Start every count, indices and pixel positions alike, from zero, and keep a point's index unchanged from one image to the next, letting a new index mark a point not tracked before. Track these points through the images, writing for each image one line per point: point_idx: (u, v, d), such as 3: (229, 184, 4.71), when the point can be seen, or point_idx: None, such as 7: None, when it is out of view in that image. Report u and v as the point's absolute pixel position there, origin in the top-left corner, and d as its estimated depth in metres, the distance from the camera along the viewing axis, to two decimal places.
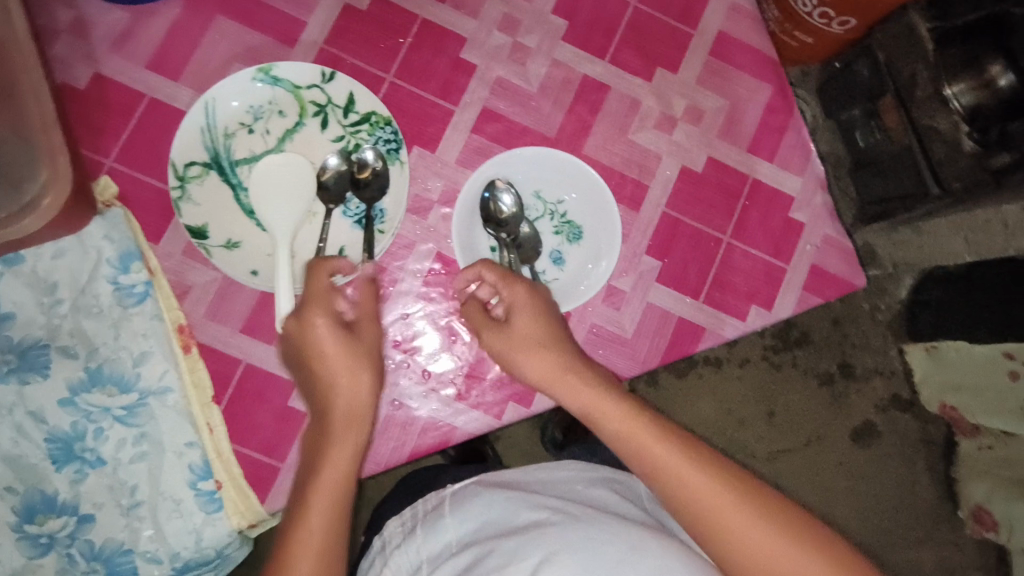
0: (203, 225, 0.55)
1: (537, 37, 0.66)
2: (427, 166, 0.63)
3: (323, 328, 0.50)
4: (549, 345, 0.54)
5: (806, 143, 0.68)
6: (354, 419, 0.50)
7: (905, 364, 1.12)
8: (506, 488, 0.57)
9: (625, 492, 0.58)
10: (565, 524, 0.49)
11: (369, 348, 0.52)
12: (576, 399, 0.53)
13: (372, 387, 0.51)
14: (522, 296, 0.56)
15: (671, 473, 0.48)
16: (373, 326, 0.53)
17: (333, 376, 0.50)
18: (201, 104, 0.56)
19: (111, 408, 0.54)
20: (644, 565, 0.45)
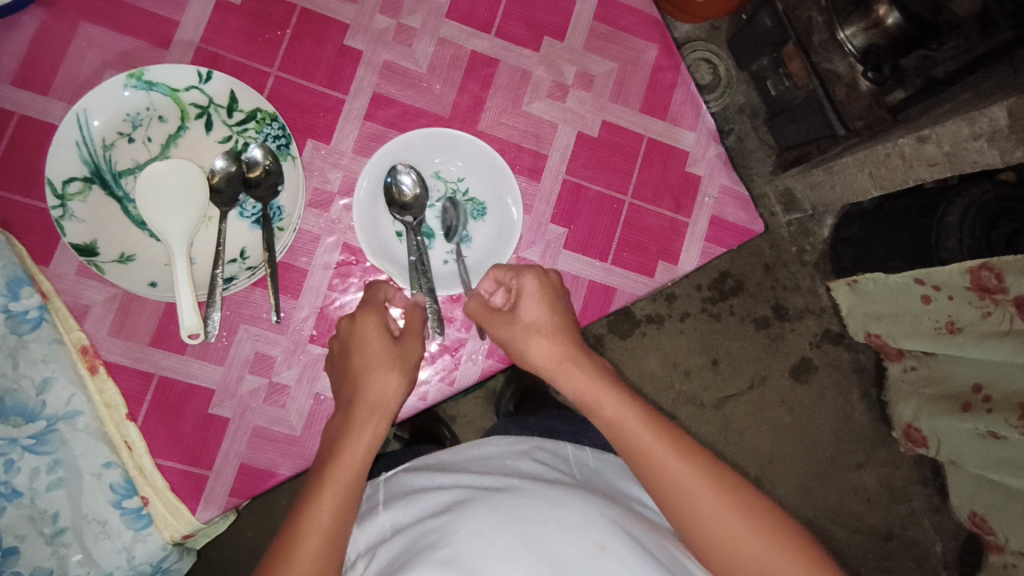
0: (91, 241, 0.54)
1: (420, 17, 0.65)
2: (323, 158, 0.62)
3: (372, 327, 0.56)
4: (554, 334, 0.57)
5: (695, 98, 0.70)
6: (382, 411, 0.55)
7: (832, 300, 1.19)
8: (435, 472, 0.59)
9: (551, 459, 0.61)
10: (491, 494, 0.51)
11: (410, 351, 0.56)
12: (569, 383, 0.55)
13: (403, 385, 0.55)
14: (531, 285, 0.58)
15: (645, 445, 0.51)
16: (417, 340, 0.57)
17: (375, 372, 0.54)
18: (73, 117, 0.54)
19: (19, 438, 0.53)
20: (567, 518, 0.47)
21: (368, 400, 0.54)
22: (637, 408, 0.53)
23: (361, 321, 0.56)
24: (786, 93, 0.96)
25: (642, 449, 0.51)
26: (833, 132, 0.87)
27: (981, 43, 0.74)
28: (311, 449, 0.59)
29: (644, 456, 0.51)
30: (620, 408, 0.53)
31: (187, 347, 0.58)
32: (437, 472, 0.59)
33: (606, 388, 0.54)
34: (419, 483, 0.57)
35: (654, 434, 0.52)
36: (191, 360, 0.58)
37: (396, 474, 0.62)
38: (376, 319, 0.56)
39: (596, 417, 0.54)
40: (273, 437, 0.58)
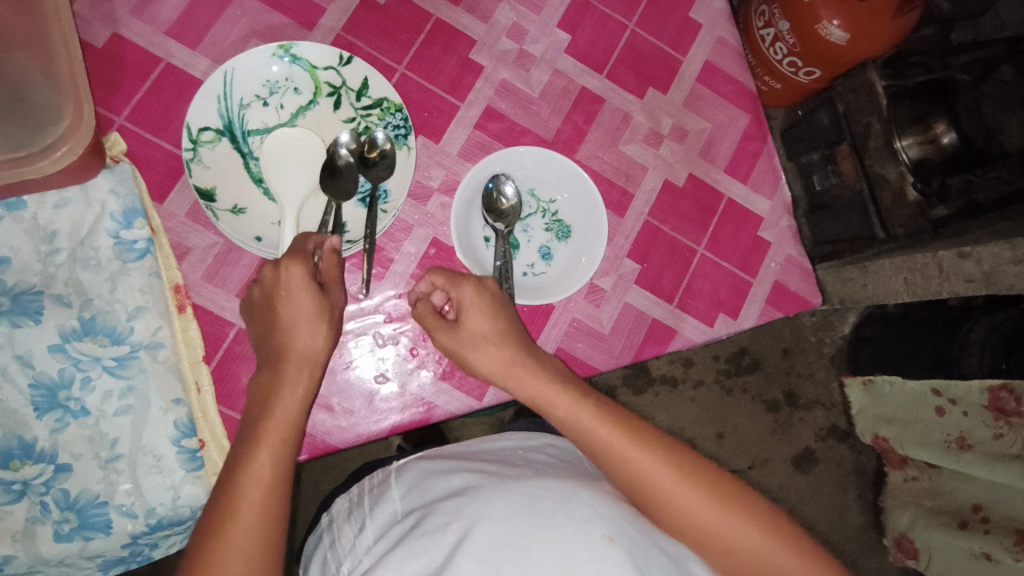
0: (211, 188, 0.57)
1: (541, 47, 0.70)
2: (430, 156, 0.66)
3: (297, 274, 0.52)
4: (501, 343, 0.58)
5: (776, 170, 0.75)
6: (306, 363, 0.52)
7: (844, 396, 1.19)
8: (451, 458, 0.59)
9: (561, 455, 0.62)
10: (500, 483, 0.51)
11: (335, 302, 0.54)
12: (555, 413, 0.55)
13: (328, 341, 0.53)
14: (469, 296, 0.59)
15: (654, 479, 0.50)
16: (338, 288, 0.55)
17: (298, 324, 0.52)
18: (220, 73, 0.57)
19: (101, 358, 0.55)
20: (576, 510, 0.47)
21: (291, 352, 0.52)
22: (632, 437, 0.53)
23: (284, 269, 0.53)
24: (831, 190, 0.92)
25: (650, 485, 0.50)
26: (872, 235, 0.86)
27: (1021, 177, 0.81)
28: (365, 425, 0.61)
29: (654, 491, 0.50)
30: (617, 443, 0.52)
31: None
32: (452, 459, 0.59)
33: (595, 419, 0.54)
34: (435, 467, 0.58)
35: (660, 465, 0.51)
36: None
37: (407, 462, 0.61)
38: (302, 268, 0.53)
39: (592, 450, 0.53)
40: (331, 407, 0.60)
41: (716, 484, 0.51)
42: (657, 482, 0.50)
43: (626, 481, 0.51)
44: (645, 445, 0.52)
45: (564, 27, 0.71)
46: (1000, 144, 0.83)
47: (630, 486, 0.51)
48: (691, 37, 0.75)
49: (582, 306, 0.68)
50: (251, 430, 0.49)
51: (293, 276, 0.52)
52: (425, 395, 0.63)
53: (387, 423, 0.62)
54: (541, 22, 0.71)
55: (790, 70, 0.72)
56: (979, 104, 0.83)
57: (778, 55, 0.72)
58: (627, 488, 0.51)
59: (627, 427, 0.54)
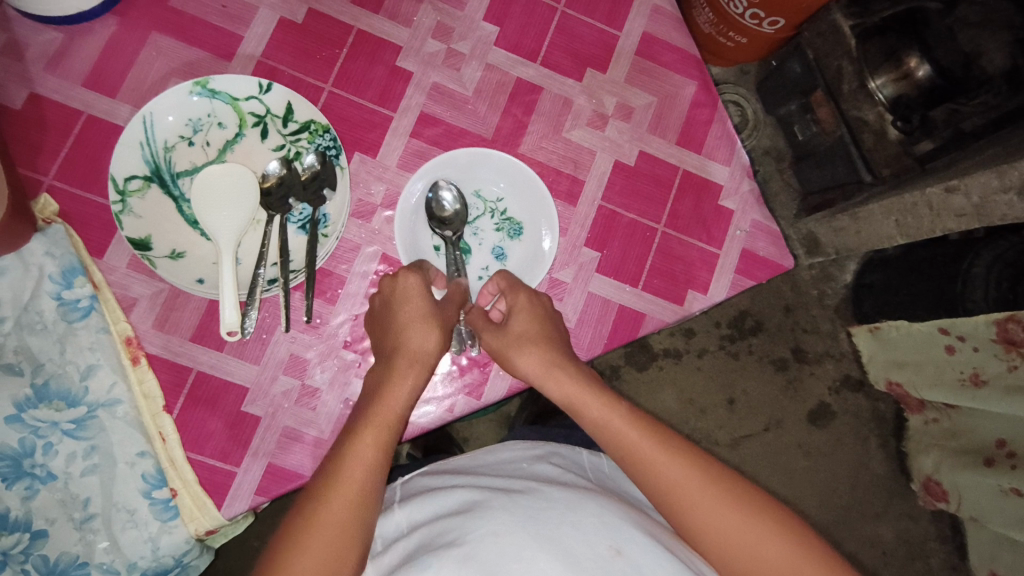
0: (146, 236, 0.56)
1: (470, 43, 0.68)
2: (368, 171, 0.64)
3: (412, 282, 0.58)
4: (542, 345, 0.59)
5: (730, 135, 0.72)
6: (419, 362, 0.56)
7: (853, 346, 1.17)
8: (454, 475, 0.59)
9: (566, 464, 0.60)
10: (507, 495, 0.51)
11: (449, 316, 0.60)
12: (588, 416, 0.57)
13: (439, 341, 0.58)
14: (524, 303, 0.61)
15: (676, 484, 0.51)
16: (456, 308, 0.61)
17: (416, 326, 0.57)
18: (139, 119, 0.56)
19: (60, 422, 0.55)
20: (584, 522, 0.47)
21: (408, 351, 0.56)
22: (659, 442, 0.54)
23: (403, 279, 0.59)
24: (812, 139, 0.95)
25: (669, 488, 0.52)
26: (859, 178, 0.87)
27: (1010, 99, 0.74)
28: None
29: (676, 497, 0.51)
30: (643, 447, 0.54)
31: (225, 345, 0.59)
32: (453, 475, 0.59)
33: (626, 424, 0.55)
34: (435, 483, 0.58)
35: (684, 470, 0.52)
36: (228, 357, 0.59)
37: (413, 477, 0.62)
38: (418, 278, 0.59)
39: (622, 457, 0.55)
40: (300, 439, 0.59)
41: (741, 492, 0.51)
42: (680, 487, 0.51)
43: (650, 486, 0.53)
44: (672, 450, 0.54)
45: (491, 19, 0.69)
46: (980, 70, 0.75)
47: (654, 490, 0.52)
48: (624, 9, 0.72)
49: None
50: (362, 412, 0.54)
51: (412, 287, 0.58)
52: None
53: None
54: (466, 17, 0.69)
55: (752, 21, 0.80)
56: (952, 31, 0.77)
57: (739, 9, 0.79)
58: (652, 491, 0.53)
59: (654, 432, 0.55)
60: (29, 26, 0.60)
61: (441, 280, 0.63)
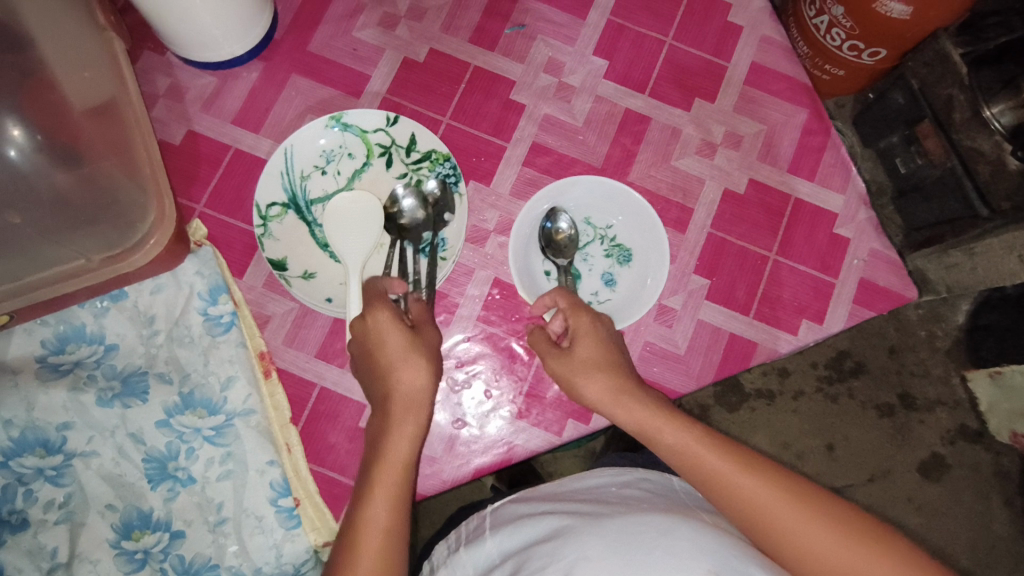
0: (283, 258, 0.61)
1: (580, 77, 0.71)
2: (482, 199, 0.67)
3: (385, 320, 0.53)
4: (609, 370, 0.57)
5: (845, 162, 0.71)
6: (417, 407, 0.52)
7: (969, 392, 1.07)
8: (544, 502, 0.58)
9: (656, 489, 0.58)
10: (593, 521, 0.49)
11: (428, 338, 0.55)
12: (665, 442, 0.53)
13: (430, 375, 0.53)
14: (585, 326, 0.59)
15: (793, 532, 0.46)
16: (432, 329, 0.56)
17: (398, 368, 0.52)
18: (282, 150, 0.61)
19: (202, 428, 0.59)
20: (677, 544, 0.45)
21: (395, 396, 0.52)
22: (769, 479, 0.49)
23: (371, 316, 0.53)
24: (918, 172, 0.89)
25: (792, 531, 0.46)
26: (974, 214, 0.81)
27: None
28: (448, 470, 0.61)
29: (799, 546, 0.46)
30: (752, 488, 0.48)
31: (348, 363, 0.62)
32: (545, 501, 0.58)
33: (703, 448, 0.51)
34: (526, 510, 0.57)
35: (804, 517, 0.46)
36: (350, 374, 0.62)
37: (501, 506, 0.61)
38: (389, 313, 0.54)
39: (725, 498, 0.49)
40: None
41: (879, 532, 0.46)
42: (807, 537, 0.46)
43: (770, 536, 0.47)
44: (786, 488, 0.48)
45: (601, 54, 0.72)
46: None
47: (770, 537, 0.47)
48: (732, 40, 0.73)
49: (654, 329, 0.66)
50: (371, 464, 0.50)
51: (385, 322, 0.53)
52: (505, 436, 0.62)
53: (470, 465, 0.62)
54: (577, 52, 0.71)
55: (851, 54, 0.78)
56: None
57: (836, 43, 0.78)
58: (770, 544, 0.47)
59: (758, 467, 0.50)
60: (189, 72, 0.67)
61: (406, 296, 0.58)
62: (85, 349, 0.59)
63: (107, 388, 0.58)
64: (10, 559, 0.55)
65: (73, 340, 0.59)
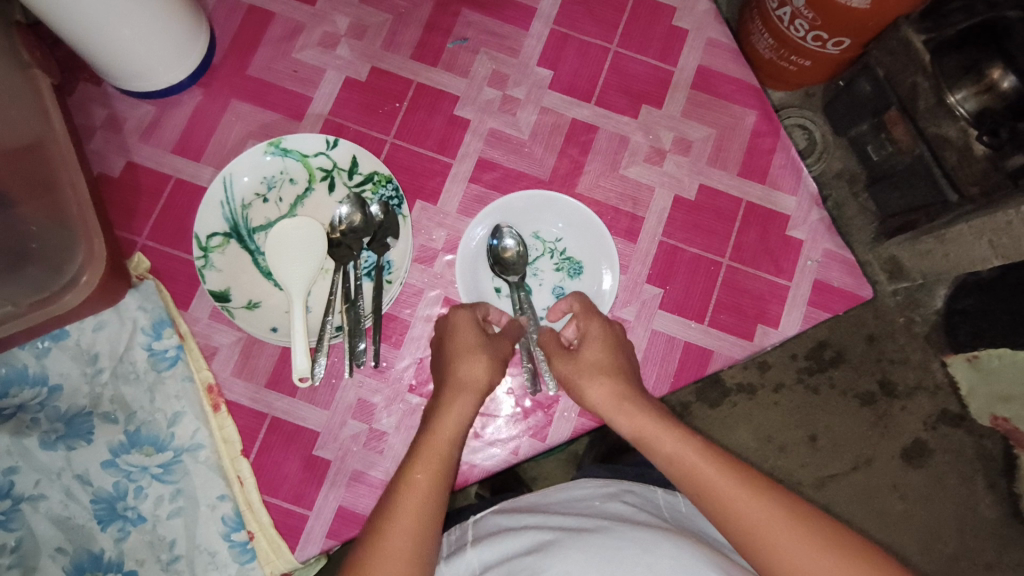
0: (226, 288, 0.60)
1: (525, 89, 0.70)
2: (429, 218, 0.66)
3: (464, 316, 0.59)
4: (614, 375, 0.58)
5: (795, 163, 0.70)
6: (472, 392, 0.56)
7: (949, 376, 1.06)
8: (524, 513, 0.58)
9: (639, 503, 0.58)
10: (579, 534, 0.50)
11: (501, 348, 0.59)
12: (661, 449, 0.54)
13: (490, 370, 0.57)
14: (597, 330, 0.61)
15: (784, 551, 0.46)
16: (508, 340, 0.60)
17: (466, 356, 0.57)
18: (219, 180, 0.61)
19: (149, 466, 0.58)
20: (660, 564, 0.46)
21: (457, 382, 0.56)
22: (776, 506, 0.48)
23: (454, 315, 0.60)
24: (888, 160, 0.91)
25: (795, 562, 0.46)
26: (944, 198, 0.82)
27: None
28: None
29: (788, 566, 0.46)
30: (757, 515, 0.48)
31: (298, 391, 0.61)
32: (525, 512, 0.58)
33: (700, 458, 0.52)
34: (510, 522, 0.57)
35: (809, 550, 0.46)
36: (300, 402, 0.61)
37: (483, 516, 0.60)
38: (468, 314, 0.60)
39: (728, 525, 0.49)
40: (370, 482, 0.60)
41: (888, 569, 0.45)
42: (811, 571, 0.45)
43: (772, 567, 0.47)
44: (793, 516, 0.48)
45: (545, 64, 0.71)
46: None
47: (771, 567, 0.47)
48: (678, 44, 0.72)
49: None
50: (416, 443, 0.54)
51: (463, 321, 0.59)
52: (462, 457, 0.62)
53: None
54: (521, 63, 0.71)
55: (815, 44, 0.77)
56: None
57: (800, 33, 0.77)
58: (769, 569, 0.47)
59: (765, 491, 0.49)
60: (126, 102, 0.66)
61: (500, 318, 0.63)
62: (28, 391, 0.58)
63: (51, 430, 0.58)
64: None
65: (15, 382, 0.58)
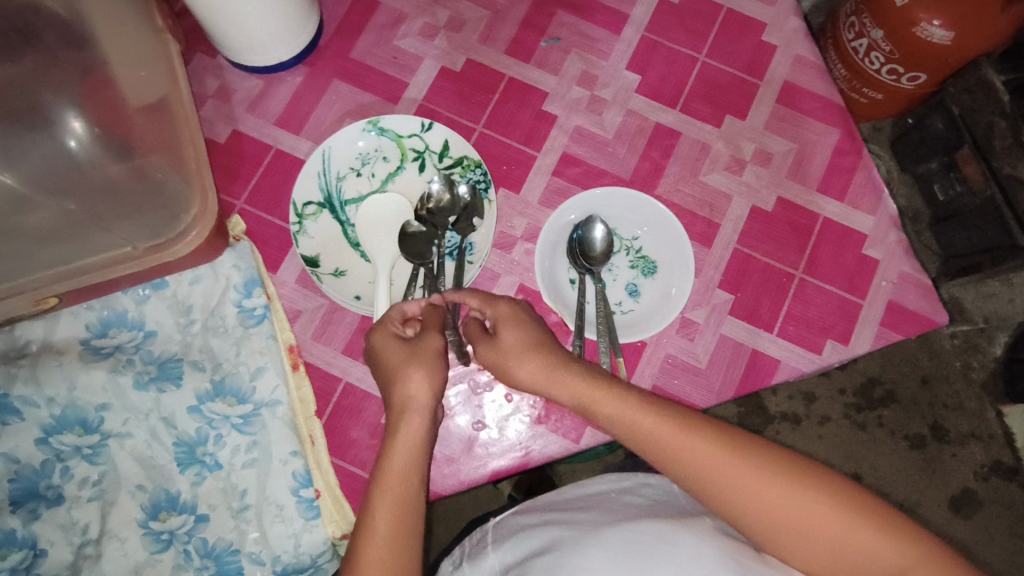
0: (316, 255, 0.63)
1: (612, 90, 0.72)
2: (511, 206, 0.68)
3: (381, 337, 0.57)
4: (537, 348, 0.56)
5: (876, 184, 0.70)
6: (418, 410, 0.52)
7: (1005, 427, 1.03)
8: (546, 512, 0.58)
9: (661, 495, 0.57)
10: (593, 531, 0.51)
11: (430, 346, 0.55)
12: (602, 412, 0.52)
13: (431, 381, 0.53)
14: (506, 311, 0.59)
15: (721, 476, 0.47)
16: (434, 334, 0.56)
17: (402, 373, 0.53)
18: (319, 153, 0.64)
19: (230, 416, 0.61)
20: (677, 553, 0.45)
21: (401, 401, 0.52)
22: (825, 498, 0.46)
23: (375, 338, 0.57)
24: (956, 200, 0.90)
25: (804, 531, 0.45)
26: (1012, 242, 0.84)
27: None
28: (465, 471, 0.62)
29: (726, 490, 0.47)
30: (812, 514, 0.45)
31: None
32: (547, 510, 0.58)
33: (638, 409, 0.51)
34: (530, 521, 0.57)
35: (745, 472, 0.47)
36: None
37: (503, 518, 0.60)
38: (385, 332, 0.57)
39: (776, 530, 0.46)
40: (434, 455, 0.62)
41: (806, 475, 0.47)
42: (758, 498, 0.46)
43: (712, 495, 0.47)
44: (850, 508, 0.45)
45: (634, 69, 0.73)
46: None
47: (810, 556, 0.45)
48: (766, 58, 0.73)
49: (675, 341, 0.66)
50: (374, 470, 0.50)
51: (382, 341, 0.56)
52: (522, 441, 0.63)
53: (487, 467, 0.62)
54: (610, 66, 0.73)
55: (889, 78, 0.77)
56: None
57: (875, 66, 0.76)
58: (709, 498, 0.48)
59: (765, 460, 0.47)
60: (237, 75, 0.70)
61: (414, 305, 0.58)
62: (125, 334, 0.62)
63: (144, 371, 0.61)
64: (45, 533, 0.58)
65: (114, 325, 0.62)
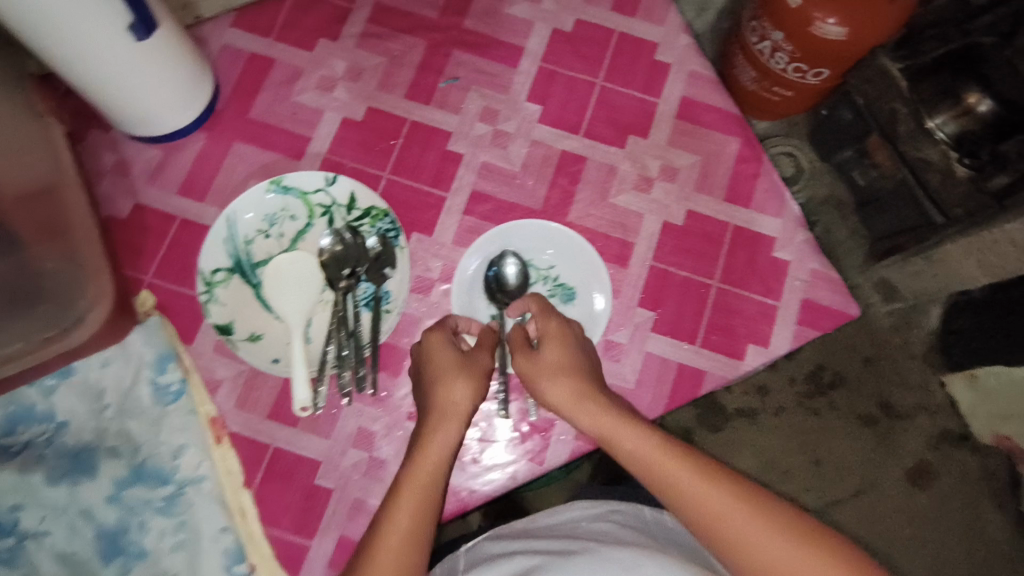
0: (229, 322, 0.62)
1: (515, 123, 0.73)
2: (426, 249, 0.68)
3: (437, 342, 0.59)
4: (574, 373, 0.57)
5: (779, 187, 0.73)
6: (455, 419, 0.56)
7: (948, 397, 1.06)
8: (514, 540, 0.57)
9: (630, 522, 0.58)
10: (565, 557, 0.50)
11: (479, 360, 0.58)
12: (622, 445, 0.53)
13: (468, 393, 0.56)
14: (553, 328, 0.60)
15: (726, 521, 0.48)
16: (486, 352, 0.59)
17: (449, 379, 0.57)
18: (223, 219, 0.63)
19: (153, 500, 0.59)
20: None
21: (440, 410, 0.56)
22: (818, 552, 0.46)
23: (427, 340, 0.60)
24: (874, 185, 0.94)
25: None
26: (931, 221, 0.82)
27: None
28: None
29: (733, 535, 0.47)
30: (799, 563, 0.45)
31: (300, 421, 0.62)
32: (515, 538, 0.58)
33: (652, 449, 0.52)
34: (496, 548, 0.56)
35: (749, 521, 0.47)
36: (302, 432, 0.62)
37: (477, 543, 0.59)
38: (440, 337, 0.60)
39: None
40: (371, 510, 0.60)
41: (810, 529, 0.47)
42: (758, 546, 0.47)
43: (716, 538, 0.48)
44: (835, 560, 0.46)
45: (534, 100, 0.74)
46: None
47: None
48: (661, 77, 0.75)
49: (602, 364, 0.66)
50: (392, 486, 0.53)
51: (436, 343, 0.59)
52: (460, 483, 0.63)
53: None
54: (511, 100, 0.74)
55: (795, 75, 0.79)
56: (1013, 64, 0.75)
57: (780, 65, 0.79)
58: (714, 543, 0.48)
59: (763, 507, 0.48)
60: (133, 146, 0.69)
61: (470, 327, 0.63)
62: (35, 428, 0.59)
63: (57, 465, 0.59)
64: None
65: (23, 420, 0.59)
